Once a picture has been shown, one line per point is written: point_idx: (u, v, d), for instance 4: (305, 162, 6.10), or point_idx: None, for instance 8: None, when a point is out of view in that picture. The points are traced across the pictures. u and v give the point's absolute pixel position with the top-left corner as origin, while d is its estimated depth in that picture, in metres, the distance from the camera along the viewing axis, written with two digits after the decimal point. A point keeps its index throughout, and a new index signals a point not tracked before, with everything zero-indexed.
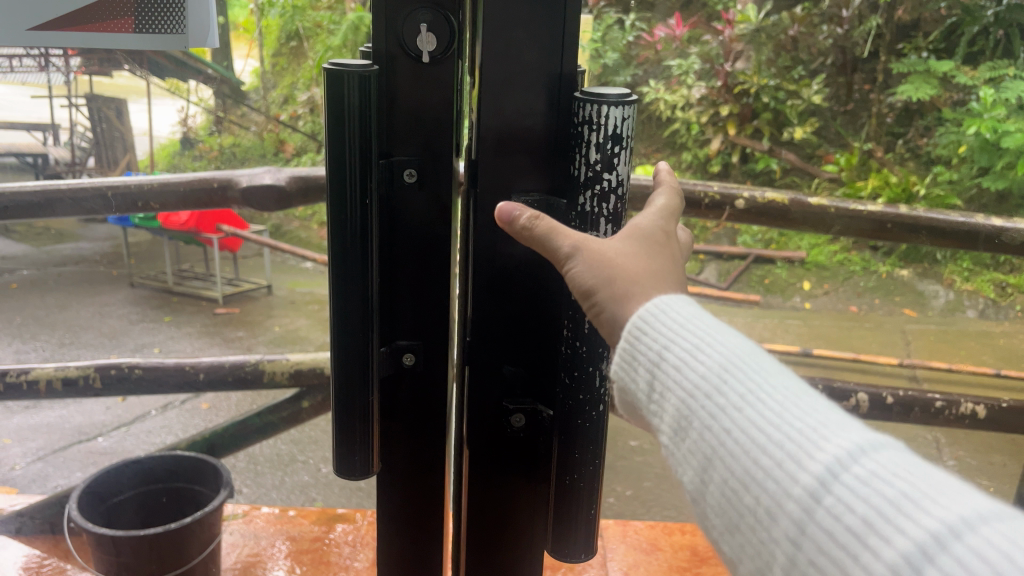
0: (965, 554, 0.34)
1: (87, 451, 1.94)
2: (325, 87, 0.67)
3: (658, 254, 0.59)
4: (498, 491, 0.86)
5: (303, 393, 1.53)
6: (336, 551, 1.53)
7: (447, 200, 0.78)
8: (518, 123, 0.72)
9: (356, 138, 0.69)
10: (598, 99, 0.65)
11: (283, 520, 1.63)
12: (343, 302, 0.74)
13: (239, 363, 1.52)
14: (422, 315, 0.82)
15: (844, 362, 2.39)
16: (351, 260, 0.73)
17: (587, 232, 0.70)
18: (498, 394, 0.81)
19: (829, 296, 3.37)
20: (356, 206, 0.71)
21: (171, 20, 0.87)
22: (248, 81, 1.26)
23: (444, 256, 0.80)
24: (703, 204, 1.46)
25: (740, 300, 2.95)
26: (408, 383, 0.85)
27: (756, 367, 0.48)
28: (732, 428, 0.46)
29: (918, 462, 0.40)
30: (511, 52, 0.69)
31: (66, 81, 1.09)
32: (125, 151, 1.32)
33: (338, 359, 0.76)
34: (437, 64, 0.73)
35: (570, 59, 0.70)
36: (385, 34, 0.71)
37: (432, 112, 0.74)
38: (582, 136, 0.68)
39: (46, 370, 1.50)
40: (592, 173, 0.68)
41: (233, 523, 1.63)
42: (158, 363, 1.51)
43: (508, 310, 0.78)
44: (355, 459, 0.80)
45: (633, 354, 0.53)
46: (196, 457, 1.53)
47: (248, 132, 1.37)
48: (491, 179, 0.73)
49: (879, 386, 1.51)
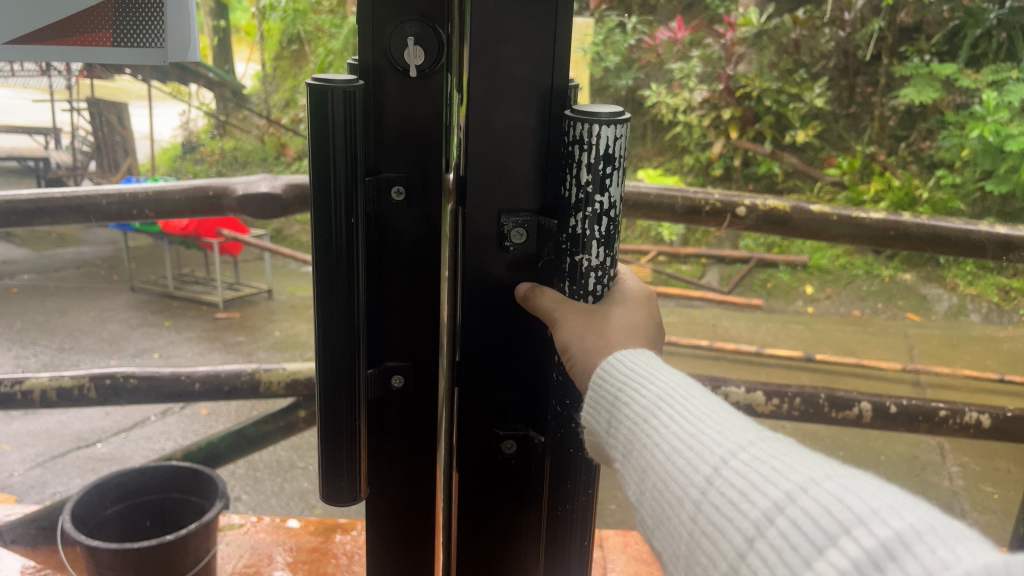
0: (808, 508, 0.32)
1: (86, 458, 1.94)
2: (309, 109, 0.56)
3: (642, 308, 0.56)
4: (489, 534, 0.71)
5: (300, 403, 1.37)
6: (335, 562, 1.47)
7: (441, 218, 0.65)
8: (508, 144, 0.59)
9: (342, 157, 0.57)
10: (588, 117, 0.54)
11: (280, 531, 1.56)
12: (327, 332, 0.62)
13: (235, 373, 1.35)
14: (413, 330, 0.69)
15: (844, 367, 2.40)
16: (336, 296, 0.61)
17: (576, 255, 0.59)
18: (484, 421, 0.67)
19: (831, 299, 3.39)
20: (342, 230, 0.59)
21: (153, 24, 0.62)
22: (250, 83, 1.34)
23: (433, 272, 0.67)
24: (704, 212, 1.44)
25: (742, 303, 2.97)
26: (398, 408, 0.70)
27: (698, 392, 0.44)
28: (652, 436, 0.42)
29: (805, 449, 0.37)
30: (500, 63, 0.57)
31: (69, 85, 1.07)
32: (126, 155, 1.33)
33: (324, 381, 0.63)
34: (426, 79, 0.61)
35: (562, 72, 0.58)
36: (371, 45, 0.59)
37: (423, 127, 0.63)
38: (571, 157, 0.57)
39: (42, 379, 1.32)
40: (582, 195, 0.57)
41: (229, 533, 1.56)
42: (156, 373, 1.34)
43: (502, 340, 0.65)
44: (342, 483, 0.66)
45: (596, 399, 0.48)
46: (191, 467, 1.42)
47: (248, 134, 1.46)
48: (479, 203, 0.61)
49: (881, 393, 1.39)
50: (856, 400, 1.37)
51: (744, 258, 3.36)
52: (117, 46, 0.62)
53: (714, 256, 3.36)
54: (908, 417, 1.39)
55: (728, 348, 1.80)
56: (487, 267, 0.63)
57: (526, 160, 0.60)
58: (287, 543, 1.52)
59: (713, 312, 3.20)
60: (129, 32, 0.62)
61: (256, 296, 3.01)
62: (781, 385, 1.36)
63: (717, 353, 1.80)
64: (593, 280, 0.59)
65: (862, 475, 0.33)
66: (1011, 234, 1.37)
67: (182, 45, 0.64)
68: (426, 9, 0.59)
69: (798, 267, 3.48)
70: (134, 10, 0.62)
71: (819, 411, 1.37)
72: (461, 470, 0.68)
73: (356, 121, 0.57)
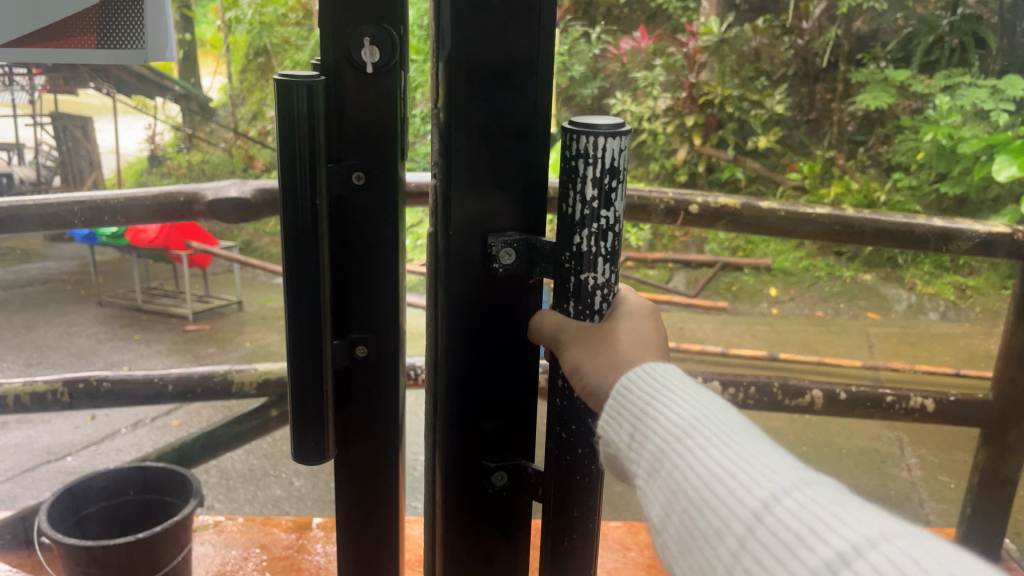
0: (877, 569, 0.31)
1: (58, 471, 1.94)
2: (274, 104, 0.57)
3: (649, 322, 0.56)
4: (470, 540, 0.69)
5: (271, 403, 1.38)
6: (310, 559, 1.47)
7: (396, 202, 0.65)
8: (489, 154, 0.59)
9: (306, 146, 0.58)
10: (589, 130, 0.54)
11: (256, 530, 1.56)
12: (295, 301, 0.62)
13: (208, 375, 1.35)
14: (376, 306, 0.67)
15: (805, 364, 2.45)
16: (303, 282, 0.61)
17: (582, 274, 0.58)
18: (471, 447, 0.67)
19: (795, 301, 3.49)
20: (308, 219, 0.60)
21: (130, 28, 0.63)
22: (218, 96, 1.40)
23: (386, 256, 0.66)
24: (660, 210, 1.45)
25: (707, 304, 3.05)
26: (362, 382, 0.68)
27: (730, 420, 0.42)
28: (685, 458, 0.41)
29: (854, 497, 0.36)
30: (475, 62, 0.57)
31: (32, 100, 1.06)
32: (92, 169, 1.46)
33: (295, 346, 0.63)
34: (387, 77, 0.61)
35: (544, 87, 0.59)
36: (332, 46, 0.59)
37: (383, 122, 0.62)
38: (572, 172, 0.56)
39: (14, 388, 1.31)
40: (590, 210, 0.56)
41: (204, 532, 1.55)
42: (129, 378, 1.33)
43: (483, 352, 0.64)
44: (309, 442, 0.65)
45: (619, 409, 0.47)
46: (164, 468, 1.39)
47: (222, 146, 1.61)
48: (462, 219, 0.60)
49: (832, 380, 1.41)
50: (808, 389, 1.39)
51: (710, 261, 3.39)
52: (101, 49, 0.63)
53: (681, 258, 3.40)
54: (857, 402, 1.43)
55: (694, 348, 1.84)
56: (469, 283, 0.62)
57: (508, 170, 0.60)
58: (262, 541, 1.52)
59: (679, 313, 3.26)
60: (109, 35, 0.63)
61: (225, 307, 3.02)
62: (737, 375, 1.39)
63: (681, 352, 1.83)
64: (600, 299, 0.58)
65: (929, 534, 0.32)
66: (951, 226, 1.42)
67: (160, 46, 0.64)
68: (382, 10, 0.58)
69: (762, 270, 3.53)
70: (110, 13, 0.62)
71: (774, 400, 1.39)
72: (444, 466, 0.67)
73: (319, 123, 0.58)
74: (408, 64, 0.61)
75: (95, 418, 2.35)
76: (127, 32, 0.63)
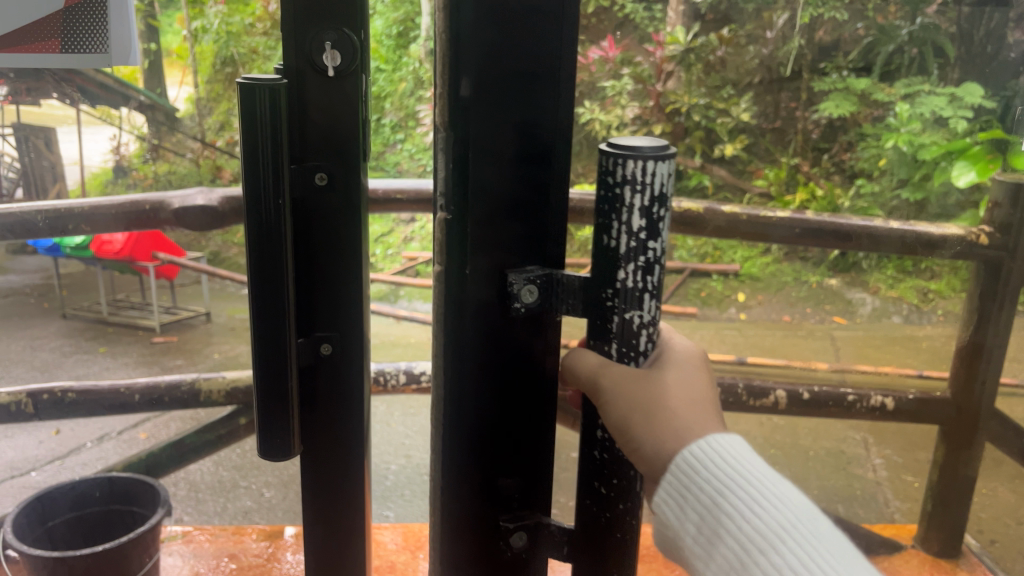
0: None
1: (22, 486, 1.96)
2: (238, 101, 0.69)
3: (700, 372, 0.67)
4: (481, 520, 0.81)
5: None
6: (279, 568, 1.48)
7: (357, 203, 0.77)
8: (517, 189, 0.72)
9: (270, 145, 0.71)
10: (637, 155, 0.64)
11: (224, 539, 1.57)
12: (261, 298, 0.75)
13: None
14: (339, 305, 0.80)
15: (769, 367, 2.50)
16: (266, 283, 0.74)
17: (614, 286, 0.68)
18: (464, 437, 0.80)
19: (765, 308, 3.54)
20: (271, 216, 0.72)
21: (97, 32, 0.73)
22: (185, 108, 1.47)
23: (344, 254, 0.78)
24: None
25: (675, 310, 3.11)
26: (327, 373, 0.82)
27: (792, 515, 0.57)
28: (759, 558, 0.56)
29: None
30: (504, 110, 0.70)
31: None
32: (55, 181, 1.37)
33: (258, 339, 0.76)
34: (342, 79, 0.73)
35: (567, 131, 0.72)
36: (295, 54, 0.71)
37: (341, 127, 0.74)
38: (620, 202, 0.66)
39: None
40: (636, 243, 0.67)
41: (170, 544, 1.56)
42: (95, 388, 1.33)
43: (499, 367, 0.77)
44: (277, 443, 0.80)
45: (682, 487, 0.61)
46: (132, 476, 1.54)
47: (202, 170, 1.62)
48: (479, 238, 0.72)
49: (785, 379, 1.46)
50: None
51: None
52: (65, 52, 0.73)
53: None
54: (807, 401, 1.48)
55: None
56: (484, 296, 0.74)
57: (522, 198, 0.72)
58: (231, 550, 1.53)
59: None
60: (75, 40, 0.73)
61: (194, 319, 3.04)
62: None
63: None
64: (644, 339, 0.69)
65: None
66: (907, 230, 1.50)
67: (123, 49, 0.75)
68: (338, 17, 0.70)
69: None
70: (76, 20, 0.73)
71: None
72: (459, 460, 0.80)
73: (280, 127, 0.70)
74: (362, 72, 0.73)
75: (61, 431, 2.32)
76: (92, 37, 0.73)
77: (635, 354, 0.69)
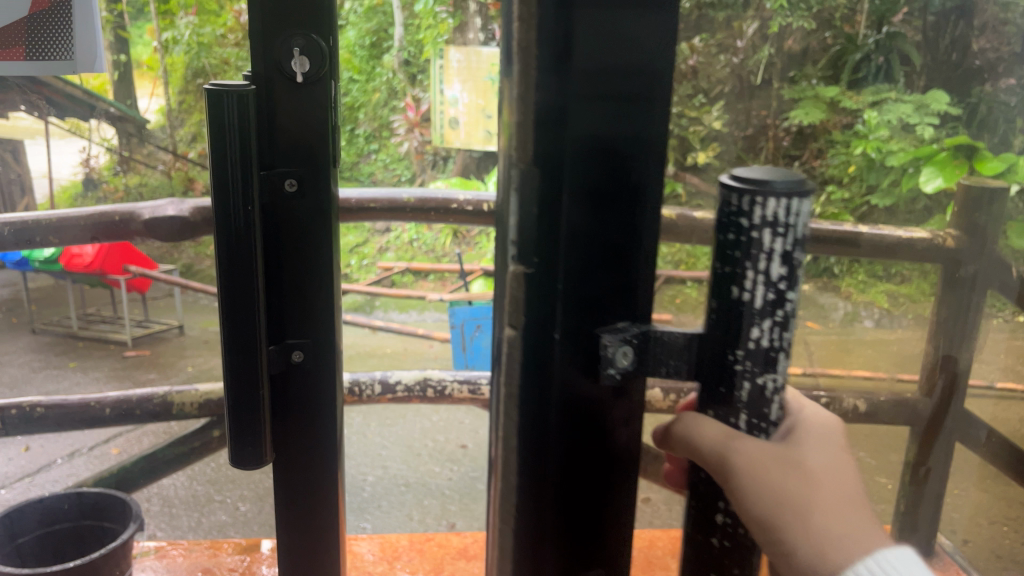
0: None
1: None
2: (205, 108, 0.65)
3: (834, 440, 0.62)
4: None
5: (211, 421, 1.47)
6: None
7: (330, 207, 0.72)
8: (602, 230, 0.64)
9: (237, 151, 0.66)
10: (765, 189, 0.58)
11: (197, 555, 1.55)
12: (229, 302, 0.70)
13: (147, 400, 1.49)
14: (308, 310, 0.75)
15: None
16: (237, 288, 0.70)
17: (748, 341, 0.61)
18: (550, 513, 0.69)
19: None
20: (241, 224, 0.68)
21: (60, 42, 0.76)
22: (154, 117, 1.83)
23: (319, 259, 0.73)
24: None
25: None
26: (297, 382, 0.76)
27: None
28: None
29: None
30: (599, 139, 0.61)
31: None
32: (24, 194, 1.61)
33: (232, 351, 0.72)
34: (313, 85, 0.68)
35: (656, 164, 0.64)
36: (262, 56, 0.66)
37: (311, 132, 0.69)
38: (756, 246, 0.59)
39: None
40: (773, 294, 0.60)
41: (145, 560, 1.55)
42: (65, 404, 1.49)
43: (582, 429, 0.68)
44: (246, 449, 0.75)
45: None
46: (99, 492, 1.63)
47: (168, 167, 2.23)
48: (572, 292, 0.64)
49: None
50: None
51: None
52: (29, 60, 0.76)
53: None
54: None
55: None
56: (568, 353, 0.66)
57: (607, 237, 0.64)
58: (206, 564, 1.51)
59: None
60: (38, 49, 0.76)
61: (166, 332, 3.07)
62: None
63: None
64: (773, 404, 0.63)
65: None
66: None
67: (89, 59, 0.78)
68: (310, 19, 0.66)
69: None
70: (41, 31, 0.75)
71: None
72: (535, 537, 0.70)
73: (250, 129, 0.66)
74: (334, 73, 0.69)
75: (30, 448, 2.32)
76: (58, 47, 0.76)
77: (765, 418, 0.63)
